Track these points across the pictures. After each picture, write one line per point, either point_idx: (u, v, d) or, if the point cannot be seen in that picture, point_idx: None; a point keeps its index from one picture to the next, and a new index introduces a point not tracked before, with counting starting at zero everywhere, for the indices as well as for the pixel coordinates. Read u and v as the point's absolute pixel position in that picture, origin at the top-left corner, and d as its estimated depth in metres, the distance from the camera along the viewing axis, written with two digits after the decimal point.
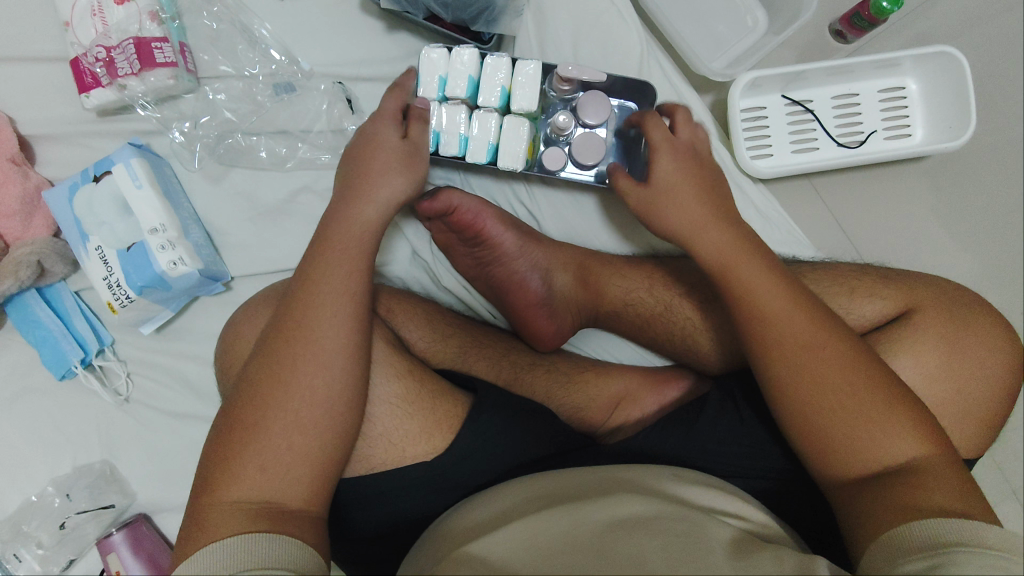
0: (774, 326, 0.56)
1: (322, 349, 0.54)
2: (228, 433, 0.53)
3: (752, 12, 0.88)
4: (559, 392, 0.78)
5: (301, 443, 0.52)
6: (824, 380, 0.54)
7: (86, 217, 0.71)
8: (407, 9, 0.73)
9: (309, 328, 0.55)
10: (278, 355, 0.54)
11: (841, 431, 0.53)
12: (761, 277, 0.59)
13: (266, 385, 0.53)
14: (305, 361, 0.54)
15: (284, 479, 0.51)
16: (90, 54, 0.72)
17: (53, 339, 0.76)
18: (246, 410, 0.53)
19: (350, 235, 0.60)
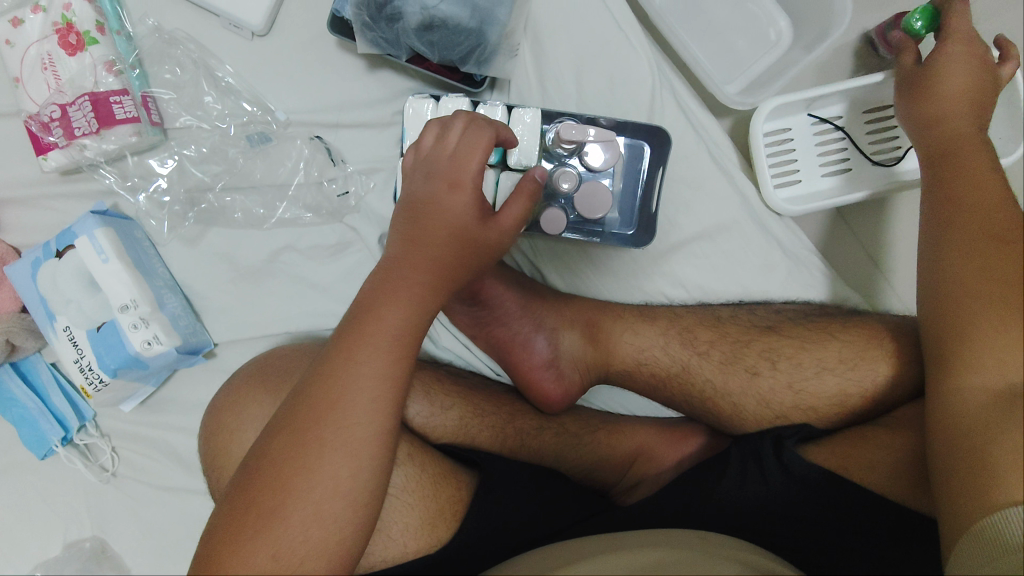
0: (970, 196, 0.52)
1: (343, 432, 0.49)
2: (235, 508, 0.47)
3: (775, 24, 0.79)
4: (569, 454, 0.73)
5: (321, 525, 0.47)
6: (967, 278, 0.48)
7: (51, 295, 0.66)
8: (388, 52, 0.64)
9: (341, 410, 0.49)
10: (301, 431, 0.49)
11: (965, 322, 0.47)
12: (971, 166, 0.54)
13: (290, 467, 0.48)
14: (333, 441, 0.48)
15: (296, 569, 0.46)
16: (43, 113, 0.66)
17: (31, 418, 0.72)
18: (266, 492, 0.47)
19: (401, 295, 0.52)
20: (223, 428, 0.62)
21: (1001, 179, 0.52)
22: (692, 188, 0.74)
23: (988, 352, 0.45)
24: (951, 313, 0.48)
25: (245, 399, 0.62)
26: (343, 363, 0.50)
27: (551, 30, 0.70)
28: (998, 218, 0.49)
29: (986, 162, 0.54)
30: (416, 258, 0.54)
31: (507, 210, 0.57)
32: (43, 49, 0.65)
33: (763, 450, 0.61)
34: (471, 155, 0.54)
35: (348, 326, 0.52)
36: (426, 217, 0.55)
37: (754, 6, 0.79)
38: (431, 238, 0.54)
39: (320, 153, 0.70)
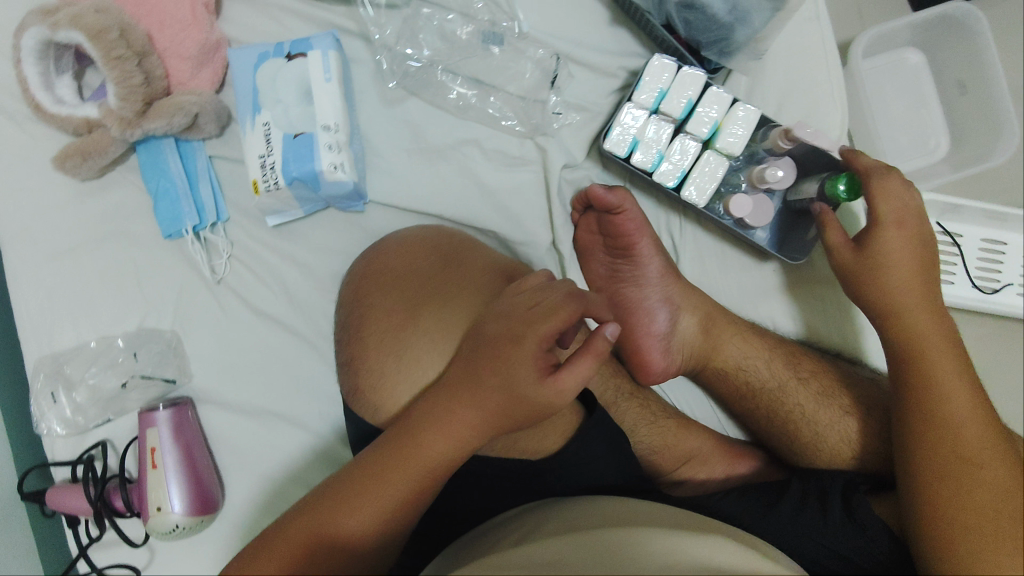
0: (958, 432, 0.59)
1: (400, 484, 0.54)
2: (287, 519, 0.54)
3: (937, 137, 0.88)
4: (643, 428, 0.76)
5: (357, 542, 0.53)
6: (964, 441, 0.58)
7: (265, 90, 0.68)
8: (648, 10, 0.72)
9: (391, 469, 0.54)
10: (365, 469, 0.54)
11: (965, 525, 0.55)
12: (939, 341, 0.63)
13: (336, 503, 0.53)
14: (372, 501, 0.53)
15: None
16: None
17: (174, 195, 0.73)
18: (304, 523, 0.53)
19: (479, 397, 0.54)
20: (375, 283, 0.64)
21: (957, 357, 0.62)
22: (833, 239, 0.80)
23: (982, 494, 0.56)
24: (953, 456, 0.58)
25: (393, 289, 0.63)
26: (414, 432, 0.55)
27: (776, 56, 0.77)
28: (969, 416, 0.59)
29: (947, 334, 0.64)
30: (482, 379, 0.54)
31: (572, 369, 0.54)
32: None
33: (833, 492, 0.67)
34: (548, 317, 0.54)
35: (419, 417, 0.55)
36: (501, 347, 0.54)
37: (927, 112, 0.88)
38: (497, 371, 0.54)
39: (547, 73, 0.75)
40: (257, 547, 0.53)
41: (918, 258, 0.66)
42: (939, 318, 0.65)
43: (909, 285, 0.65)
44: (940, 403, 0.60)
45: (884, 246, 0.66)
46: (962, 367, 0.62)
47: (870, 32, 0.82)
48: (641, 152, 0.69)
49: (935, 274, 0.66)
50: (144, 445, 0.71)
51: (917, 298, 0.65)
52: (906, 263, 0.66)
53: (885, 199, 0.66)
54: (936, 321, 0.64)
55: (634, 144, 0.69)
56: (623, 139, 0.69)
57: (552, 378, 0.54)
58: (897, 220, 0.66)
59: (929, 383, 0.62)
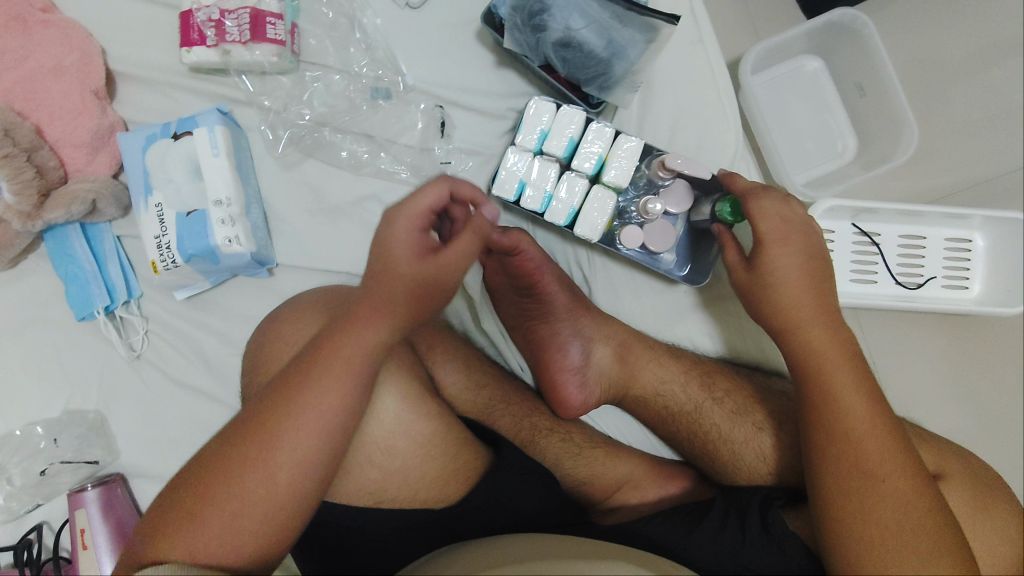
0: (859, 445, 0.59)
1: (291, 445, 0.47)
2: (175, 496, 0.48)
3: (844, 139, 0.89)
4: (569, 461, 0.77)
5: (270, 483, 0.47)
6: (866, 454, 0.58)
7: (155, 171, 0.70)
8: (525, 54, 0.73)
9: (283, 412, 0.48)
10: (244, 437, 0.48)
11: (875, 545, 0.55)
12: (833, 352, 0.63)
13: (230, 457, 0.48)
14: (274, 436, 0.47)
15: (215, 539, 0.46)
16: (203, 13, 0.72)
17: (83, 279, 0.74)
18: (200, 489, 0.47)
19: (372, 315, 0.50)
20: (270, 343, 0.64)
21: (849, 365, 0.62)
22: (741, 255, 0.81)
23: (886, 509, 0.56)
24: (857, 470, 0.58)
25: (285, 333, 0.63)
26: (318, 351, 0.49)
27: (664, 82, 0.78)
28: (868, 427, 0.59)
29: (841, 342, 0.64)
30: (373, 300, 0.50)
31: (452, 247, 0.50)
32: None
33: (751, 510, 0.67)
34: (416, 201, 0.49)
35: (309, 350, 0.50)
36: (379, 267, 0.50)
37: (832, 118, 0.89)
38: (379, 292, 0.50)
39: (435, 122, 0.77)
40: (153, 529, 0.47)
41: (814, 270, 0.65)
42: (833, 324, 0.65)
43: (810, 302, 0.64)
44: (840, 417, 0.60)
45: (773, 267, 0.65)
46: (856, 376, 0.62)
47: (757, 48, 0.83)
48: (530, 193, 0.70)
49: (828, 287, 0.66)
50: (74, 527, 0.73)
51: (810, 311, 0.64)
52: (799, 279, 0.65)
53: (764, 218, 0.65)
54: (829, 330, 0.64)
55: (521, 186, 0.70)
56: (511, 181, 0.69)
57: (433, 256, 0.49)
58: (781, 237, 0.65)
59: (829, 395, 0.61)
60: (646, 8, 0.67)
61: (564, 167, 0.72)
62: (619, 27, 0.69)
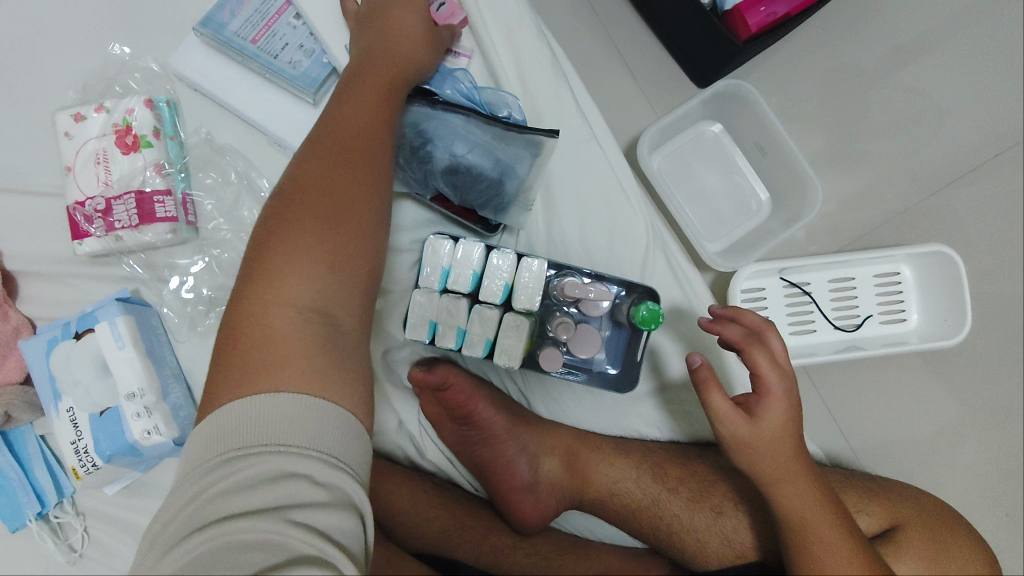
0: (810, 539, 0.59)
1: (287, 260, 0.47)
2: (222, 347, 0.45)
3: (757, 197, 0.89)
4: (539, 571, 0.78)
5: (301, 269, 0.47)
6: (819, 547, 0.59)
7: (61, 375, 0.68)
8: (416, 190, 0.74)
9: (292, 205, 0.49)
10: (256, 276, 0.47)
11: None
12: (779, 446, 0.59)
13: (257, 263, 0.47)
14: (283, 270, 0.47)
15: (284, 316, 0.45)
16: (88, 204, 0.71)
17: (10, 489, 0.72)
18: (233, 333, 0.45)
19: (350, 130, 0.54)
20: None
21: (794, 446, 0.59)
22: (676, 337, 0.80)
23: None
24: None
25: None
26: (294, 197, 0.50)
27: (564, 184, 0.78)
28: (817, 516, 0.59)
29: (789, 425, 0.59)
30: (342, 133, 0.54)
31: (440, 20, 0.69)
32: (100, 145, 0.72)
33: None
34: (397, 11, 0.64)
35: (257, 244, 0.49)
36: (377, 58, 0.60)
37: (743, 177, 0.89)
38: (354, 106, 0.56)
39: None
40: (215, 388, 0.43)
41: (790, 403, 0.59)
42: (788, 408, 0.59)
43: (774, 445, 0.59)
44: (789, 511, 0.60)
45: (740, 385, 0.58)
46: (800, 468, 0.60)
47: (651, 130, 0.84)
48: (442, 332, 0.69)
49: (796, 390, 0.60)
50: None
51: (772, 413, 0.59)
52: (772, 396, 0.58)
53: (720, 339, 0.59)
54: (776, 422, 0.59)
55: (433, 326, 0.69)
56: (422, 324, 0.69)
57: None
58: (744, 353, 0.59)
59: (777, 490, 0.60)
60: (524, 128, 0.68)
61: (473, 297, 0.71)
62: (502, 146, 0.70)
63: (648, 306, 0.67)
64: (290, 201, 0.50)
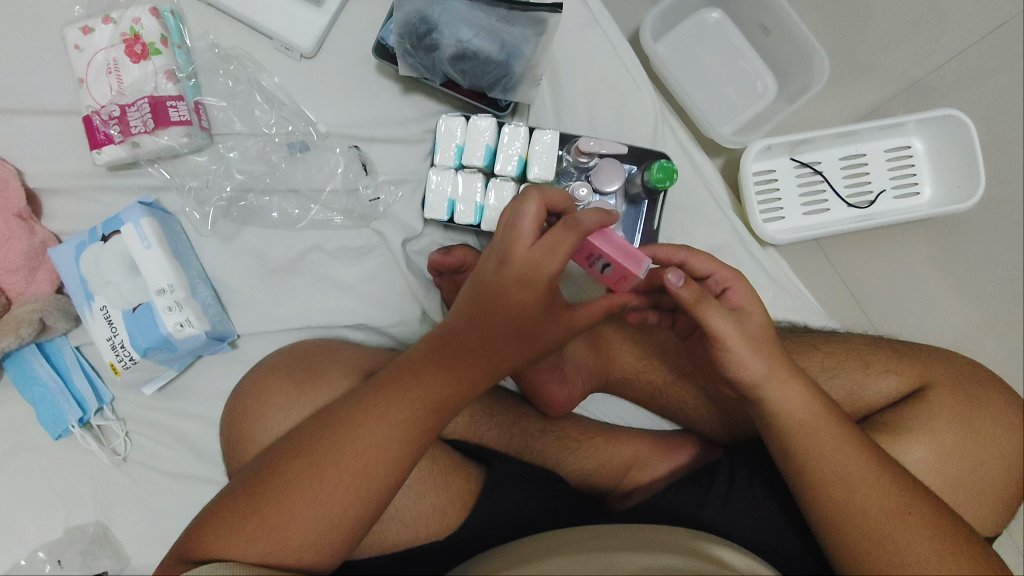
0: (814, 436, 0.56)
1: (380, 425, 0.49)
2: (272, 461, 0.49)
3: (761, 79, 0.89)
4: (570, 458, 0.76)
5: (383, 437, 0.48)
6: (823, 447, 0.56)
7: (93, 277, 0.70)
8: (425, 75, 0.75)
9: (395, 411, 0.49)
10: (339, 422, 0.49)
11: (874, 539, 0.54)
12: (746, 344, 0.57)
13: (334, 437, 0.49)
14: (370, 422, 0.49)
15: (316, 517, 0.47)
16: (103, 113, 0.72)
17: (50, 397, 0.74)
18: (324, 438, 0.49)
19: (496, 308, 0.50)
20: (244, 426, 0.64)
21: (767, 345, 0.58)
22: (688, 215, 0.81)
23: (867, 494, 0.55)
24: (865, 512, 0.54)
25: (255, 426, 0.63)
26: (412, 375, 0.51)
27: (570, 69, 0.79)
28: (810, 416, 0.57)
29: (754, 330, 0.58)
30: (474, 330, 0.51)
31: None
32: (110, 55, 0.73)
33: (749, 462, 0.70)
34: None
35: (399, 361, 0.52)
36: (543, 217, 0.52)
37: (746, 62, 0.90)
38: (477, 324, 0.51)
39: (355, 162, 0.78)
40: (243, 498, 0.48)
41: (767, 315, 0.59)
42: (751, 321, 0.58)
43: (756, 362, 0.57)
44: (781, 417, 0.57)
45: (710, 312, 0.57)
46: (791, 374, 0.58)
47: (652, 14, 0.83)
48: (461, 209, 0.70)
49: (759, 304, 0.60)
50: None
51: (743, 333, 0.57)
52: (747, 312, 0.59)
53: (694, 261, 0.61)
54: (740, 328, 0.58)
55: (452, 204, 0.71)
56: (440, 203, 0.71)
57: None
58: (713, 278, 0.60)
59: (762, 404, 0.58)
60: (528, 3, 0.67)
61: (490, 175, 0.73)
62: (507, 27, 0.70)
63: (661, 166, 0.69)
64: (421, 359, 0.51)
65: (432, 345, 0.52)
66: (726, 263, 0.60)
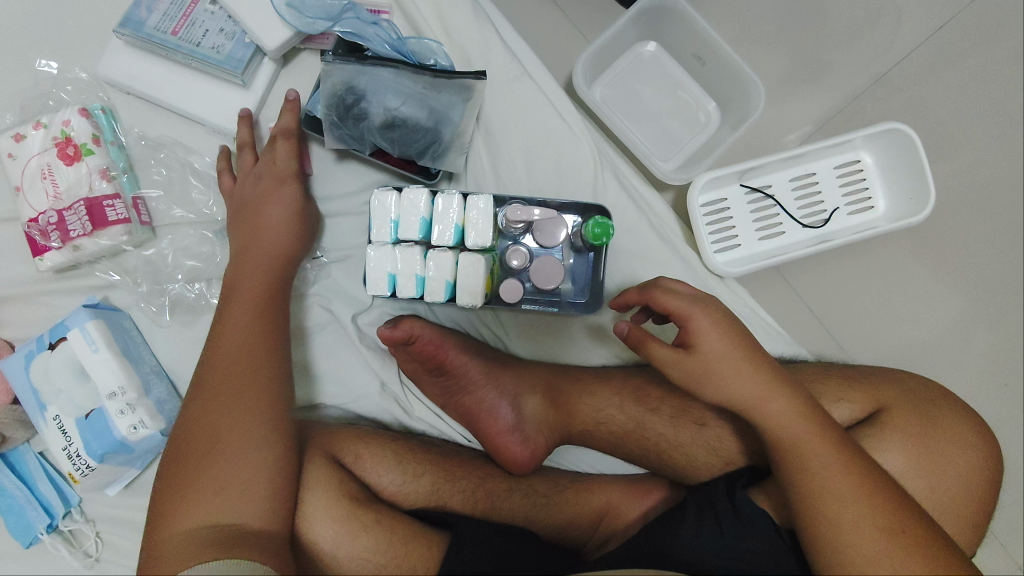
0: (800, 450, 0.56)
1: (234, 400, 0.59)
2: (179, 452, 0.57)
3: (704, 108, 0.89)
4: (537, 515, 0.75)
5: (249, 410, 0.59)
6: (806, 458, 0.56)
7: (43, 386, 0.70)
8: (353, 146, 0.73)
9: (223, 380, 0.60)
10: (207, 408, 0.59)
11: (852, 554, 0.52)
12: (726, 360, 0.58)
13: (212, 416, 0.58)
14: (231, 407, 0.59)
15: (238, 491, 0.55)
16: (42, 219, 0.73)
17: (18, 507, 0.74)
18: (207, 426, 0.58)
19: (244, 305, 0.65)
20: None
21: (748, 363, 0.59)
22: (639, 259, 0.80)
23: (845, 512, 0.53)
24: (833, 530, 0.53)
25: None
26: (214, 364, 0.62)
27: (503, 125, 0.78)
28: (790, 432, 0.57)
29: (733, 346, 0.59)
30: (238, 314, 0.65)
31: None
32: (43, 160, 0.73)
33: (719, 497, 0.65)
34: None
35: (206, 349, 0.63)
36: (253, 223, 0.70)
37: (686, 92, 0.89)
38: (234, 296, 0.66)
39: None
40: (168, 492, 0.55)
41: (729, 344, 0.59)
42: (729, 344, 0.59)
43: (748, 381, 0.58)
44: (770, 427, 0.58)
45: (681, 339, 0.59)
46: (771, 385, 0.58)
47: (583, 58, 0.82)
48: (402, 282, 0.70)
49: (738, 327, 0.60)
50: None
51: (716, 358, 0.59)
52: (731, 346, 0.59)
53: (669, 297, 0.60)
54: (718, 345, 0.59)
55: (392, 278, 0.69)
56: (381, 279, 0.69)
57: None
58: (686, 315, 0.60)
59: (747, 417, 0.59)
60: (453, 72, 0.68)
61: (428, 245, 0.72)
62: (434, 95, 0.70)
63: (597, 222, 0.68)
64: (223, 332, 0.63)
65: (214, 335, 0.64)
66: (695, 299, 0.60)
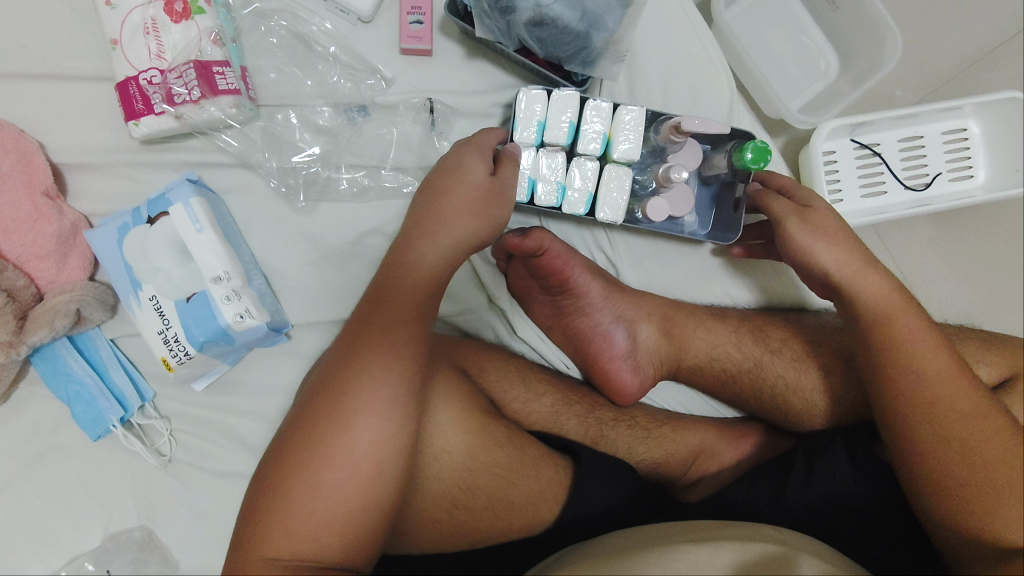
0: (938, 399, 0.56)
1: (365, 399, 0.47)
2: (298, 420, 0.48)
3: (825, 56, 0.86)
4: (641, 447, 0.72)
5: (381, 417, 0.47)
6: (936, 387, 0.56)
7: (138, 262, 0.63)
8: (500, 40, 0.69)
9: (360, 362, 0.49)
10: (335, 384, 0.48)
11: (974, 480, 0.52)
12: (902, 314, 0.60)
13: (335, 390, 0.48)
14: (363, 403, 0.47)
15: (327, 512, 0.46)
16: (144, 78, 0.64)
17: (88, 395, 0.67)
18: (329, 399, 0.48)
19: (410, 288, 0.54)
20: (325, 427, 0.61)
21: (897, 287, 0.61)
22: None
23: (986, 445, 0.53)
24: (955, 443, 0.54)
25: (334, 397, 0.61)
26: (365, 337, 0.50)
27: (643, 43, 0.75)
28: (925, 348, 0.57)
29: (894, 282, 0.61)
30: (402, 299, 0.53)
31: None
32: (148, 14, 0.65)
33: (834, 450, 0.66)
34: None
35: (363, 315, 0.52)
36: (449, 187, 0.58)
37: (809, 37, 0.87)
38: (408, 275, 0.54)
39: (424, 118, 0.73)
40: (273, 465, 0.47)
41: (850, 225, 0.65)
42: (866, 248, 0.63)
43: (906, 316, 0.60)
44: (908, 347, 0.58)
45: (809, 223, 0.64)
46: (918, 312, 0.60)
47: None
48: (541, 189, 0.66)
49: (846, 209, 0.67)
50: None
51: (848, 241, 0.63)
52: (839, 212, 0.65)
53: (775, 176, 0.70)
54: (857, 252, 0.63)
55: (532, 183, 0.66)
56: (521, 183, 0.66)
57: None
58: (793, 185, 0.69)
59: (896, 345, 0.59)
60: None
61: (568, 152, 0.68)
62: None
63: (754, 146, 0.64)
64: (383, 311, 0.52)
65: (376, 295, 0.53)
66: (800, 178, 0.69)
